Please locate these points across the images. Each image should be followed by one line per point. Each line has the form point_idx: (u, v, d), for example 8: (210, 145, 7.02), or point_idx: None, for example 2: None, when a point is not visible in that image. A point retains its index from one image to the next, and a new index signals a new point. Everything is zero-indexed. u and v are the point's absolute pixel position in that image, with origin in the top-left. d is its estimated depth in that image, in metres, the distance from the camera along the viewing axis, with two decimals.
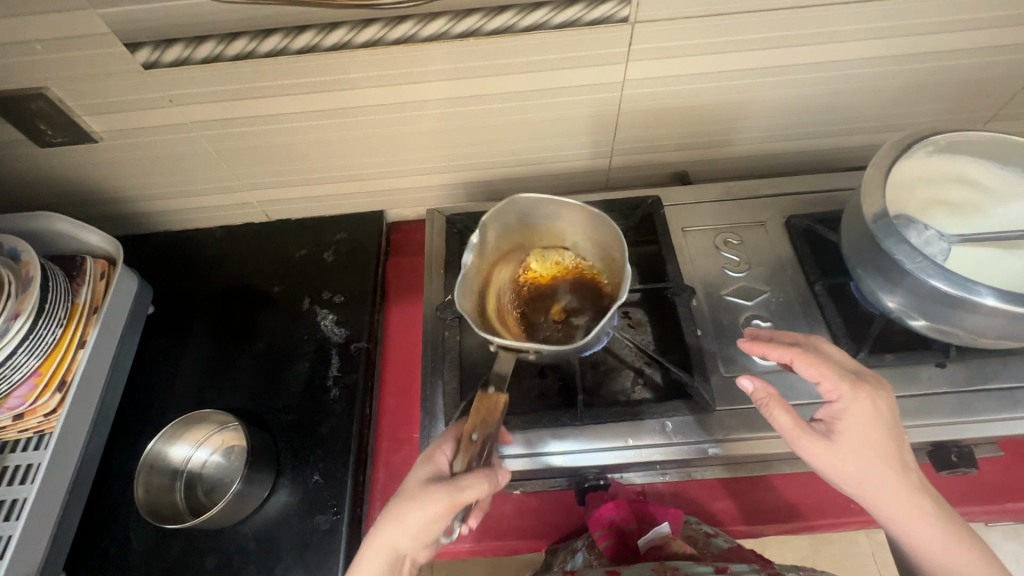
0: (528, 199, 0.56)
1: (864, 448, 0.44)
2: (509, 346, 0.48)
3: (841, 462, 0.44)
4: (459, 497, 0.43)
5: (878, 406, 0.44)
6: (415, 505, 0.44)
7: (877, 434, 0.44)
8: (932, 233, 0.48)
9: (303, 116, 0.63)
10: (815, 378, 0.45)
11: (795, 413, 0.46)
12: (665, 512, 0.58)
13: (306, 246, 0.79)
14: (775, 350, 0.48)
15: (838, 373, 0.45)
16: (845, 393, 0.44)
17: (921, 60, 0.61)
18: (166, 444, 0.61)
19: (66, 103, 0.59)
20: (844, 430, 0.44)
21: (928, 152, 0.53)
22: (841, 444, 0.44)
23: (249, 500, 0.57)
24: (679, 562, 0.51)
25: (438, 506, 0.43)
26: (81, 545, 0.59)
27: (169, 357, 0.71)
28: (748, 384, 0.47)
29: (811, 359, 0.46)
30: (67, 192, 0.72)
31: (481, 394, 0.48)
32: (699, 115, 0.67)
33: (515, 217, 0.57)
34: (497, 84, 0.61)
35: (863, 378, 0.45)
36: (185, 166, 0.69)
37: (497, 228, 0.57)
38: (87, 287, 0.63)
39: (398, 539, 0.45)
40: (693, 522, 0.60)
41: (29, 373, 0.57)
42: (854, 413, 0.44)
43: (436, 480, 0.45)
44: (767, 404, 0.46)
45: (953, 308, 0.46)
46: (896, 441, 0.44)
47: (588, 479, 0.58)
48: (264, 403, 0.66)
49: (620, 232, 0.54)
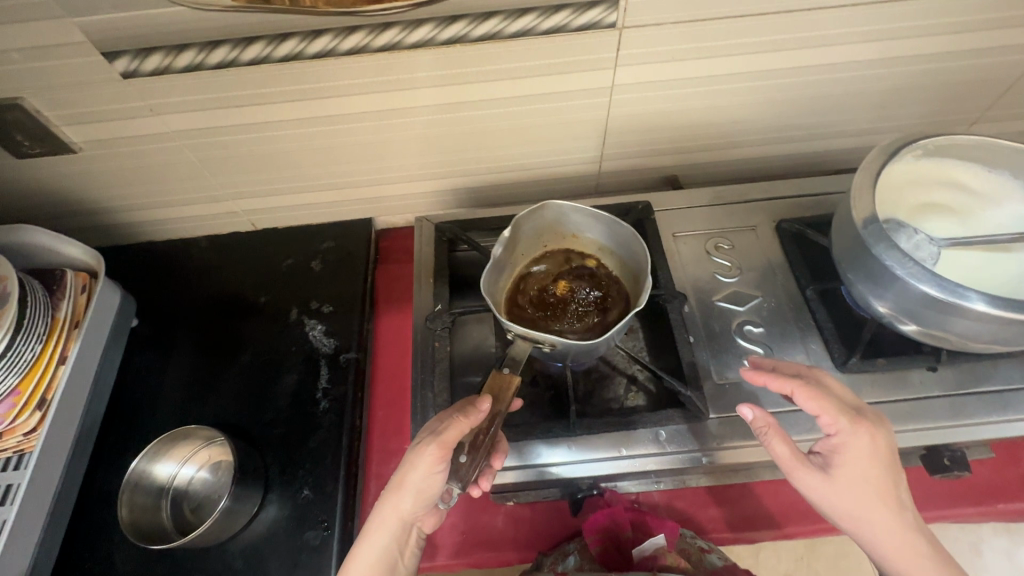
0: (558, 205, 0.55)
1: (862, 483, 0.44)
2: (526, 333, 0.48)
3: (836, 495, 0.45)
4: (444, 442, 0.44)
5: (877, 441, 0.44)
6: (411, 466, 0.46)
7: (875, 471, 0.44)
8: (922, 237, 0.48)
9: (288, 124, 0.62)
10: (815, 412, 0.45)
11: (793, 444, 0.46)
12: (665, 525, 0.57)
13: (294, 255, 0.78)
14: (776, 380, 0.47)
15: (838, 408, 0.45)
16: (845, 428, 0.45)
17: (907, 63, 0.61)
18: (150, 460, 0.59)
19: (43, 113, 0.57)
20: (842, 464, 0.45)
21: (915, 156, 0.53)
22: (839, 479, 0.45)
23: (236, 517, 0.56)
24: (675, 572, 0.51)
25: (427, 453, 0.45)
26: (62, 567, 0.57)
27: (154, 371, 0.69)
28: (748, 413, 0.46)
29: (812, 393, 0.45)
30: (47, 205, 0.70)
31: (495, 371, 0.50)
32: (687, 119, 0.67)
33: (542, 223, 0.57)
34: (485, 90, 0.60)
35: (864, 414, 0.46)
36: (168, 175, 0.68)
37: (525, 231, 0.56)
38: (68, 301, 0.61)
39: (401, 507, 0.48)
40: (688, 536, 0.59)
41: (7, 392, 0.55)
42: (853, 449, 0.44)
43: (430, 429, 0.47)
44: (766, 434, 0.46)
45: (942, 314, 0.46)
46: (894, 477, 0.44)
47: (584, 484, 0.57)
48: (252, 418, 0.65)
49: (645, 245, 0.53)
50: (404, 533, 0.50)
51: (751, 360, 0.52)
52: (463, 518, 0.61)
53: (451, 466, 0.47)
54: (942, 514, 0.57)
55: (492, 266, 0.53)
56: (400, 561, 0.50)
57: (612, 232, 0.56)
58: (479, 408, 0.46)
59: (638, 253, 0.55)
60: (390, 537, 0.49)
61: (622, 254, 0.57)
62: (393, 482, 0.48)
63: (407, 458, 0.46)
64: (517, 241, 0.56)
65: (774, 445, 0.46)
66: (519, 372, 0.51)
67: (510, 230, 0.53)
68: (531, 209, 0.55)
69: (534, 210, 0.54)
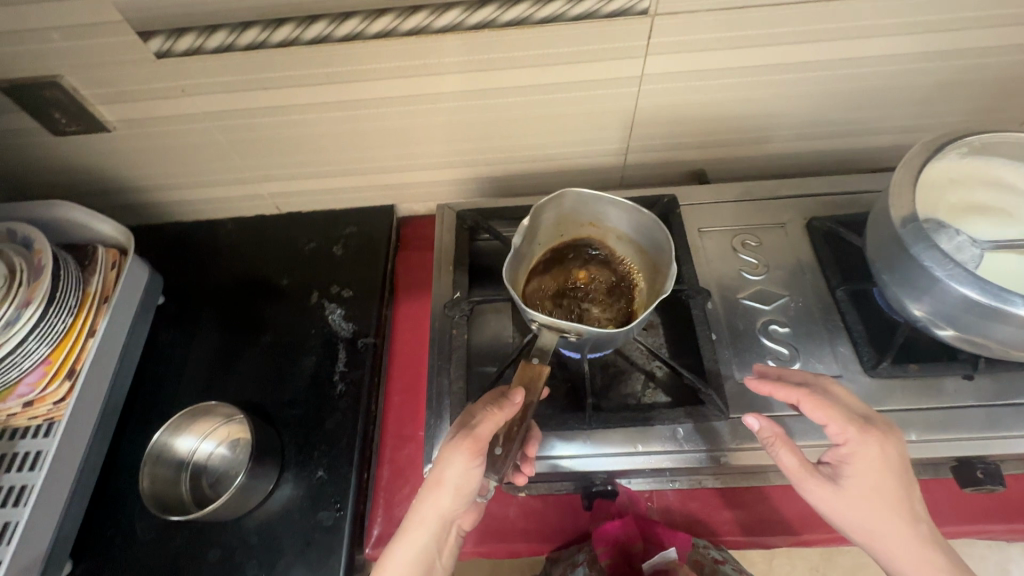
0: (578, 193, 0.53)
1: (872, 493, 0.43)
2: (548, 326, 0.47)
3: (847, 507, 0.44)
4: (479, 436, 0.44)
5: (887, 451, 0.43)
6: (449, 464, 0.45)
7: (886, 481, 0.43)
8: (965, 238, 0.46)
9: (314, 107, 0.63)
10: (823, 421, 0.45)
11: (801, 454, 0.45)
12: (678, 539, 0.58)
13: (316, 239, 0.78)
14: (782, 390, 0.46)
15: (846, 417, 0.44)
16: (853, 437, 0.44)
17: (954, 56, 0.58)
18: (171, 434, 0.60)
19: (79, 91, 0.59)
20: (850, 474, 0.44)
21: (960, 154, 0.50)
22: (847, 489, 0.44)
23: (252, 494, 0.57)
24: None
25: (464, 448, 0.44)
26: (87, 532, 0.59)
27: (179, 347, 0.71)
28: (755, 423, 0.46)
29: (818, 401, 0.45)
30: (81, 182, 0.72)
31: (524, 363, 0.49)
32: (719, 112, 0.65)
33: (560, 211, 0.55)
34: (511, 77, 0.59)
35: (873, 422, 0.44)
36: (197, 157, 0.69)
37: (543, 220, 0.55)
38: (98, 276, 0.63)
39: (443, 504, 0.47)
40: (701, 546, 0.61)
41: (40, 361, 0.57)
42: (862, 459, 0.43)
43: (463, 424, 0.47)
44: (773, 445, 0.45)
45: (985, 319, 0.44)
46: (905, 487, 0.43)
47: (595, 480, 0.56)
48: (271, 397, 0.66)
49: (669, 235, 0.51)
50: (444, 531, 0.49)
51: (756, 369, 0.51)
52: None
53: (488, 459, 0.47)
54: (971, 530, 0.55)
55: (512, 257, 0.51)
56: (438, 559, 0.49)
57: (633, 220, 0.54)
58: (513, 400, 0.46)
59: (661, 242, 0.53)
60: (433, 535, 0.48)
61: (640, 242, 0.56)
62: (430, 481, 0.46)
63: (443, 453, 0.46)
64: (535, 230, 0.55)
65: (782, 457, 0.45)
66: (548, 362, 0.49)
67: (530, 219, 0.51)
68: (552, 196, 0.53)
69: (555, 198, 0.52)
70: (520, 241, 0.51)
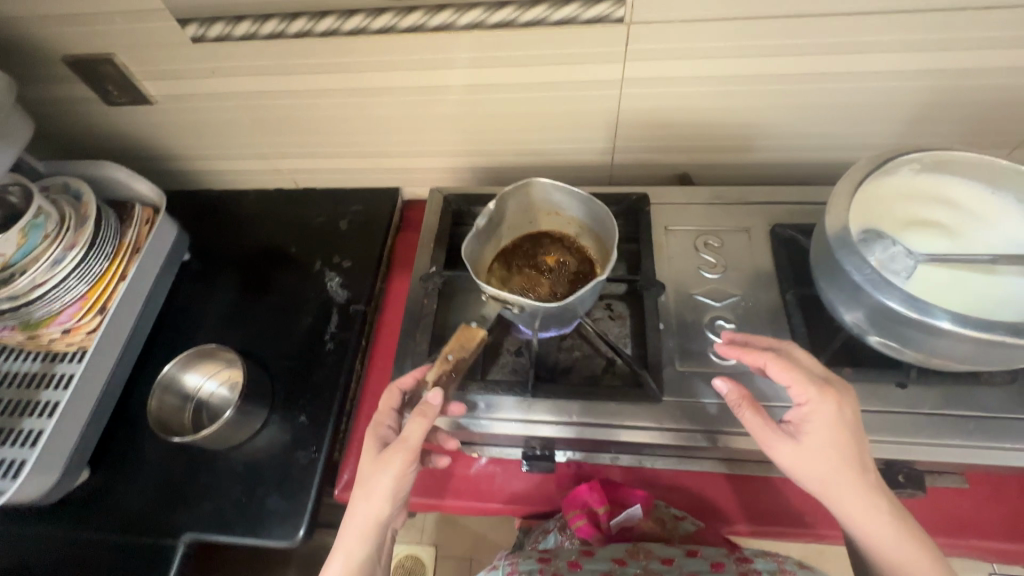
0: (542, 183, 0.57)
1: (828, 448, 0.46)
2: (496, 299, 0.52)
3: (806, 461, 0.47)
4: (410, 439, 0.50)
5: (843, 409, 0.46)
6: (382, 472, 0.50)
7: (841, 436, 0.46)
8: (899, 249, 0.47)
9: (326, 93, 0.70)
10: (786, 382, 0.48)
11: (763, 413, 0.49)
12: (636, 496, 0.64)
13: (325, 214, 0.86)
14: (749, 355, 0.50)
15: (808, 378, 0.47)
16: (813, 397, 0.47)
17: (930, 76, 0.60)
18: (181, 369, 0.69)
19: (129, 68, 0.68)
20: (810, 432, 0.47)
21: (913, 170, 0.52)
22: (807, 445, 0.47)
23: (242, 429, 0.65)
24: (652, 546, 0.63)
25: (391, 456, 0.50)
26: (104, 447, 0.68)
27: (197, 299, 0.80)
28: (722, 386, 0.50)
29: (784, 365, 0.48)
30: (127, 147, 0.82)
31: (465, 325, 0.54)
32: (700, 117, 0.69)
33: (527, 199, 0.59)
34: (501, 74, 0.65)
35: (833, 385, 0.47)
36: (226, 131, 0.78)
37: (510, 206, 0.59)
38: (133, 230, 0.73)
39: (379, 509, 0.50)
40: (663, 505, 0.69)
41: (78, 297, 0.67)
42: (822, 417, 0.46)
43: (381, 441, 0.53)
44: (739, 406, 0.49)
45: (908, 328, 0.46)
46: (859, 443, 0.46)
47: (530, 446, 0.60)
48: (268, 349, 0.74)
49: (617, 229, 0.54)
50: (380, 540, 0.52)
51: (727, 339, 0.54)
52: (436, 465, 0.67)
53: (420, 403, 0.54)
54: None
55: (474, 236, 0.56)
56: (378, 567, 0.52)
57: (592, 212, 0.58)
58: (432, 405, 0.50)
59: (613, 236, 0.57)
60: (372, 543, 0.50)
61: (601, 235, 0.59)
62: (361, 491, 0.51)
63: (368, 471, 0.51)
64: (503, 214, 0.59)
65: (746, 416, 0.49)
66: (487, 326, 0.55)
67: (494, 203, 0.56)
68: (517, 184, 0.58)
69: (519, 185, 0.57)
70: (484, 222, 0.56)
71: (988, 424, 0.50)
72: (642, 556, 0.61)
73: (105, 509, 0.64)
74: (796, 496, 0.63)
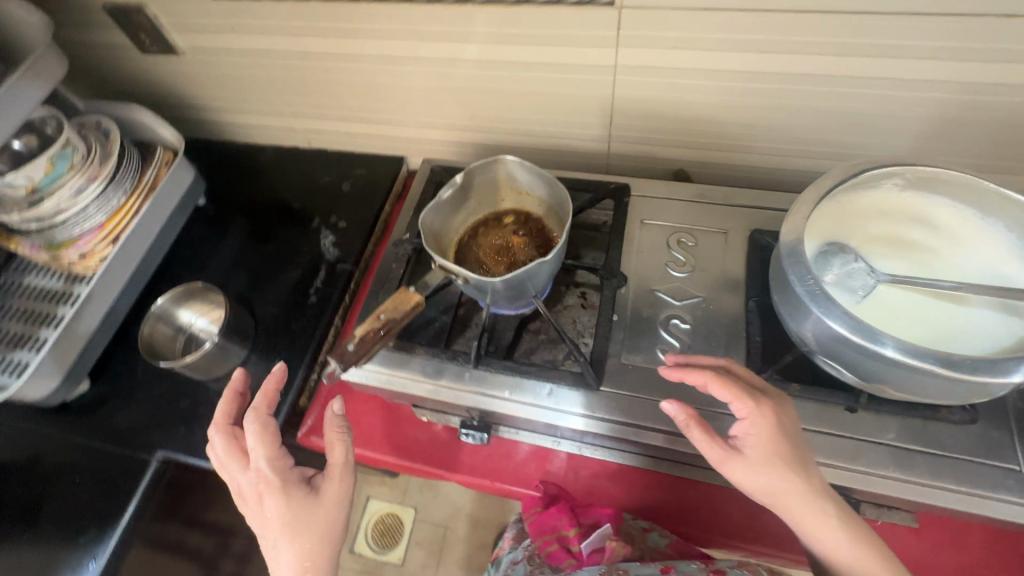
0: (512, 161, 0.58)
1: (772, 459, 0.45)
2: (444, 269, 0.53)
3: (755, 476, 0.45)
4: (345, 466, 0.54)
5: (779, 417, 0.46)
6: (329, 492, 0.52)
7: (782, 446, 0.45)
8: (861, 266, 0.45)
9: (333, 57, 0.73)
10: (727, 398, 0.46)
11: (710, 431, 0.47)
12: (603, 514, 0.63)
13: (332, 175, 0.90)
14: (692, 373, 0.47)
15: (745, 391, 0.46)
16: (753, 410, 0.45)
17: (950, 88, 0.55)
18: (172, 304, 0.75)
19: (158, 19, 0.73)
20: (754, 445, 0.45)
21: (897, 185, 0.49)
22: (755, 459, 0.45)
23: (220, 364, 0.70)
24: (627, 564, 0.57)
25: (332, 486, 0.52)
26: (104, 363, 0.76)
27: (205, 242, 0.86)
28: (670, 409, 0.47)
29: (724, 381, 0.46)
30: (160, 94, 0.88)
31: (403, 288, 0.54)
32: (696, 112, 0.66)
33: (498, 175, 0.61)
34: (495, 52, 0.65)
35: (765, 394, 0.47)
36: (245, 87, 0.83)
37: (481, 180, 0.61)
38: (151, 170, 0.78)
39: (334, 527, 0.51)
40: (630, 519, 0.65)
41: (95, 225, 0.72)
42: (762, 429, 0.45)
43: (296, 485, 0.51)
44: (688, 427, 0.47)
45: (855, 351, 0.44)
46: (798, 448, 0.45)
47: (470, 416, 0.61)
48: (258, 295, 0.79)
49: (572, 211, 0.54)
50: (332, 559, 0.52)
51: (668, 361, 0.50)
52: (391, 425, 0.69)
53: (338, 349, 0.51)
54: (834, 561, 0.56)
55: (438, 205, 0.58)
56: None
57: (557, 194, 0.58)
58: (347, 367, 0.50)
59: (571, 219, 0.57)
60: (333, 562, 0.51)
61: (562, 217, 0.60)
62: (306, 523, 0.50)
63: (314, 501, 0.51)
64: (473, 188, 0.61)
65: (697, 439, 0.46)
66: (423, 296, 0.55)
67: (461, 175, 0.58)
68: (488, 159, 0.59)
69: (489, 160, 0.58)
70: (449, 192, 0.58)
71: (934, 463, 0.48)
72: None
73: (98, 417, 0.72)
74: (733, 506, 0.61)
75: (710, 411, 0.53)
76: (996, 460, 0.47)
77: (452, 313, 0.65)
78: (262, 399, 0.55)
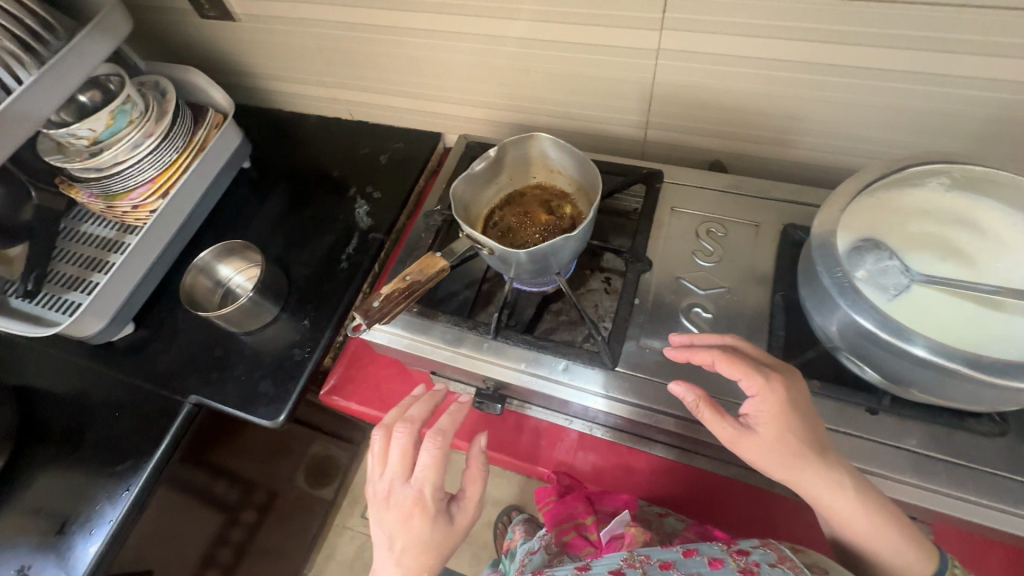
0: (546, 138, 0.59)
1: (786, 435, 0.44)
2: (471, 239, 0.54)
3: (770, 452, 0.44)
4: (480, 504, 0.51)
5: (789, 391, 0.45)
6: (464, 521, 0.50)
7: (793, 421, 0.44)
8: (895, 264, 0.44)
9: (380, 29, 0.74)
10: (736, 376, 0.46)
11: (720, 410, 0.46)
12: (621, 500, 0.68)
13: (370, 147, 0.92)
14: (698, 353, 0.47)
15: (754, 367, 0.45)
16: (762, 386, 0.45)
17: (1011, 88, 0.52)
18: (213, 258, 0.78)
19: None
20: (766, 422, 0.45)
21: (942, 184, 0.48)
22: (768, 438, 0.44)
23: (253, 319, 0.73)
24: (647, 551, 0.54)
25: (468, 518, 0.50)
26: (148, 310, 0.81)
27: (247, 203, 0.90)
28: (679, 390, 0.46)
29: (732, 358, 0.46)
30: (215, 59, 0.92)
31: (429, 252, 0.55)
32: (739, 102, 0.65)
33: (532, 152, 0.61)
34: (539, 30, 0.65)
35: (773, 369, 0.47)
36: (294, 56, 0.85)
37: (514, 156, 0.61)
38: (202, 130, 0.82)
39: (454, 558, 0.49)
40: (645, 505, 0.68)
41: (148, 180, 0.76)
42: (773, 405, 0.45)
43: (444, 510, 0.49)
44: (698, 408, 0.46)
45: (884, 350, 0.43)
46: (807, 424, 0.45)
47: (485, 386, 0.63)
48: (292, 257, 0.82)
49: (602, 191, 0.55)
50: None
51: (673, 341, 0.50)
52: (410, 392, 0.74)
53: (363, 305, 0.52)
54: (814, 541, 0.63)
55: (470, 177, 0.59)
56: None
57: (588, 174, 0.58)
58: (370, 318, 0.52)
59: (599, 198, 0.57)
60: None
61: (592, 197, 0.60)
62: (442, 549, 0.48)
63: (452, 529, 0.49)
64: (506, 163, 0.62)
65: (708, 420, 0.46)
66: (450, 262, 0.56)
67: (495, 149, 0.58)
68: (523, 135, 0.59)
69: (524, 136, 0.59)
70: (482, 166, 0.59)
71: (955, 472, 0.47)
72: (640, 565, 0.53)
73: (138, 360, 0.76)
74: (745, 504, 0.65)
75: (720, 397, 0.53)
76: (1022, 476, 0.46)
77: (476, 287, 0.66)
78: (450, 420, 0.51)
